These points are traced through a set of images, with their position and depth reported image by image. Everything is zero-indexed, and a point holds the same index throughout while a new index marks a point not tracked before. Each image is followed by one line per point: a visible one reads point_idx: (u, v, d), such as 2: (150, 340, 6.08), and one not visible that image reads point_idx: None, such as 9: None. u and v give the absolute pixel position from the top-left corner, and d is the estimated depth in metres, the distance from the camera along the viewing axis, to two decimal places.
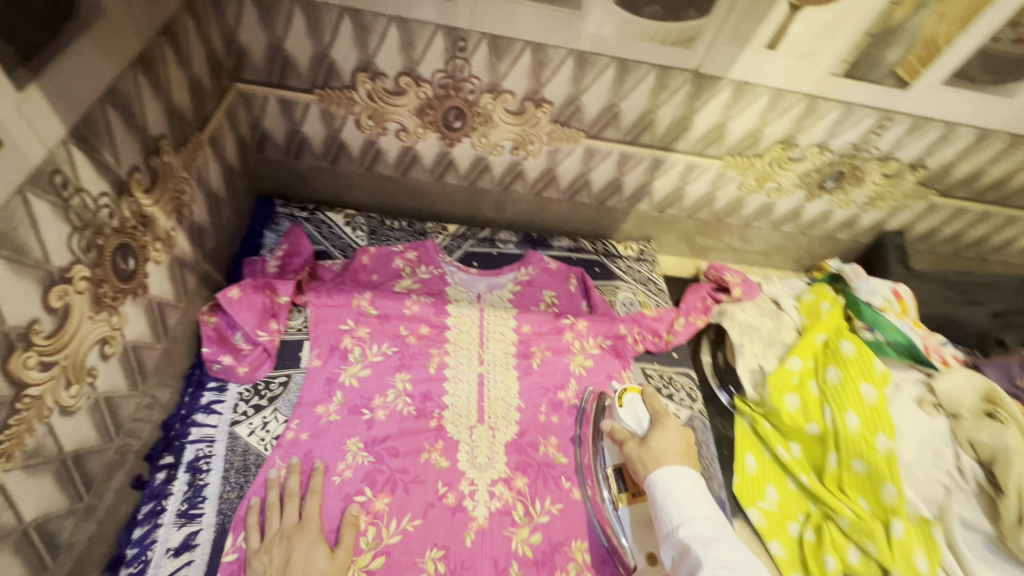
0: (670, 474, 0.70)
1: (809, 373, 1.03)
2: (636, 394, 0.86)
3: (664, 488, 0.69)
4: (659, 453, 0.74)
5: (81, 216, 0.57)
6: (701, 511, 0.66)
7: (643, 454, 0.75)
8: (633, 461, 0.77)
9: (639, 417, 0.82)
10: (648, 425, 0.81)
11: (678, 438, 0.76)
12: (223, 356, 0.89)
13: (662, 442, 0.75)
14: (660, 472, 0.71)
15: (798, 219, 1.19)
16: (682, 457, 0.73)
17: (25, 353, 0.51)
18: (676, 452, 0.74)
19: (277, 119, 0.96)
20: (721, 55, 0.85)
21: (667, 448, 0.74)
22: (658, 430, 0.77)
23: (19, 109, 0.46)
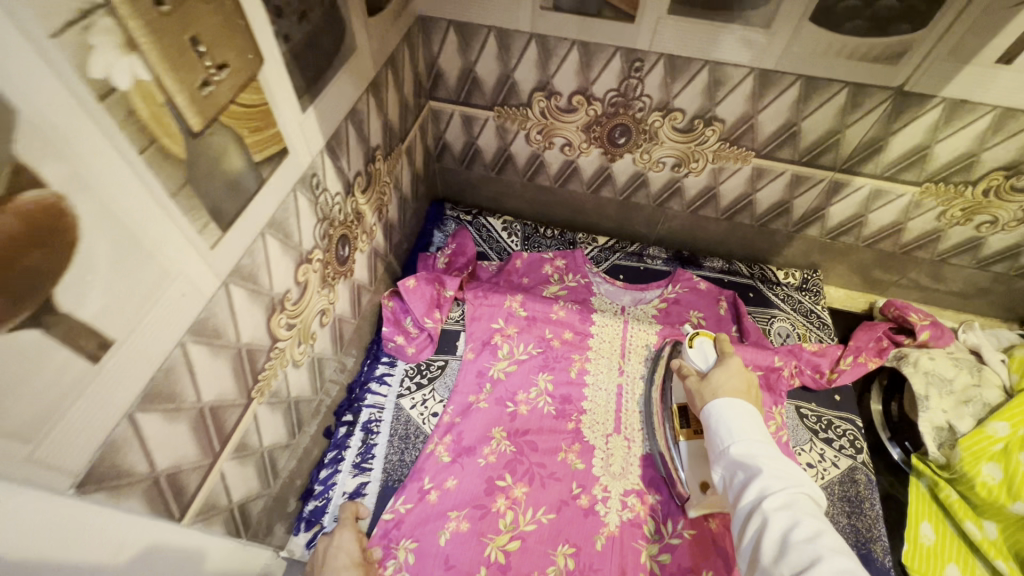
0: (725, 404, 0.66)
1: (1021, 442, 0.83)
2: (709, 338, 0.84)
3: (716, 415, 0.66)
4: (717, 387, 0.70)
5: (323, 210, 0.70)
6: (753, 432, 0.62)
7: (702, 387, 0.73)
8: (694, 396, 0.75)
9: (706, 356, 0.81)
10: (716, 362, 0.80)
11: (739, 376, 0.71)
12: (397, 336, 1.02)
13: (722, 378, 0.72)
14: (717, 402, 0.67)
15: (1015, 260, 1.01)
16: (741, 392, 0.69)
17: (280, 315, 0.65)
18: (733, 387, 0.69)
19: (458, 131, 1.08)
20: (934, 72, 0.76)
21: (726, 382, 0.70)
22: (719, 368, 0.74)
23: (300, 125, 0.60)
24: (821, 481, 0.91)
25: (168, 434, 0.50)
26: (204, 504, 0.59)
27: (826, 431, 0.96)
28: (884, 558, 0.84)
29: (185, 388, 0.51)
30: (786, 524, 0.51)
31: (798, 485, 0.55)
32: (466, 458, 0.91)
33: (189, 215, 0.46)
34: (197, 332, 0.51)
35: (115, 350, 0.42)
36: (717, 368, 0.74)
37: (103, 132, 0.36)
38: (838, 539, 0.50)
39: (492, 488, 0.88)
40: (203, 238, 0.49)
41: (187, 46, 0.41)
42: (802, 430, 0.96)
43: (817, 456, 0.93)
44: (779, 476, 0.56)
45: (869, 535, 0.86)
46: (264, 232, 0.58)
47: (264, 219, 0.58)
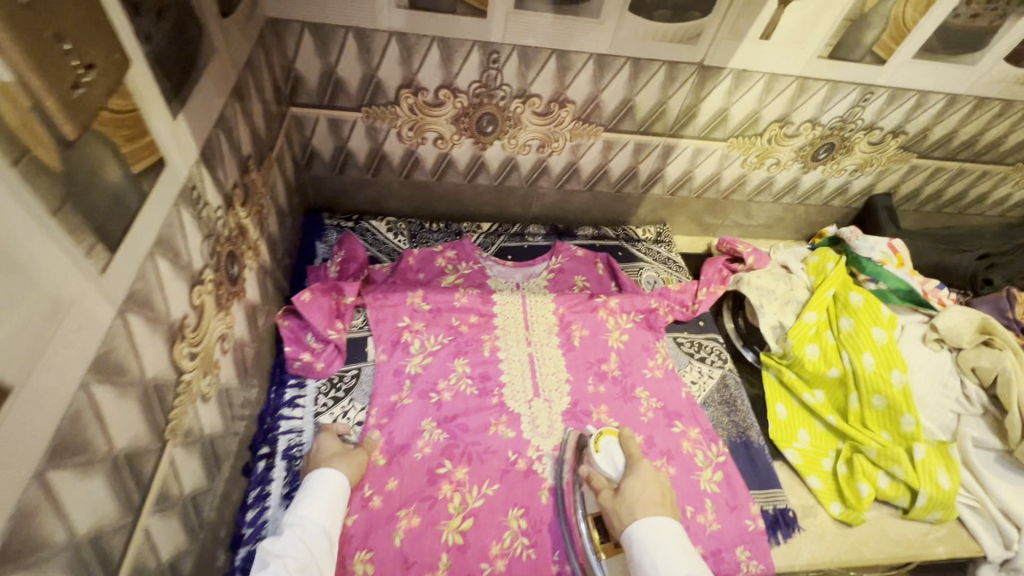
0: (646, 524, 0.69)
1: (824, 324, 1.13)
2: (613, 437, 0.87)
3: (640, 543, 0.68)
4: (634, 502, 0.73)
5: (208, 226, 0.65)
6: (676, 567, 0.64)
7: (618, 504, 0.75)
8: (609, 512, 0.76)
9: (615, 461, 0.83)
10: (624, 466, 0.82)
11: (652, 485, 0.76)
12: (302, 354, 0.97)
13: (637, 490, 0.75)
14: (637, 524, 0.70)
15: (796, 191, 1.31)
16: (657, 506, 0.72)
17: (182, 344, 0.60)
18: (650, 499, 0.73)
19: (325, 137, 1.05)
20: (722, 48, 0.97)
21: (641, 496, 0.74)
22: (632, 477, 0.77)
23: (173, 132, 0.55)
24: (703, 393, 1.09)
25: (83, 492, 0.44)
26: (132, 570, 0.52)
27: (699, 351, 1.16)
28: (759, 439, 1.05)
29: (95, 437, 0.45)
30: None
31: None
32: (402, 457, 0.91)
33: (73, 236, 0.41)
34: (99, 370, 0.45)
35: (14, 399, 0.36)
36: (631, 477, 0.78)
37: None
38: None
39: (434, 478, 0.89)
40: (92, 262, 0.43)
41: (51, 43, 0.37)
42: (682, 355, 1.15)
43: (697, 374, 1.12)
44: None
45: (745, 424, 1.06)
46: (153, 253, 0.53)
47: (151, 238, 0.52)
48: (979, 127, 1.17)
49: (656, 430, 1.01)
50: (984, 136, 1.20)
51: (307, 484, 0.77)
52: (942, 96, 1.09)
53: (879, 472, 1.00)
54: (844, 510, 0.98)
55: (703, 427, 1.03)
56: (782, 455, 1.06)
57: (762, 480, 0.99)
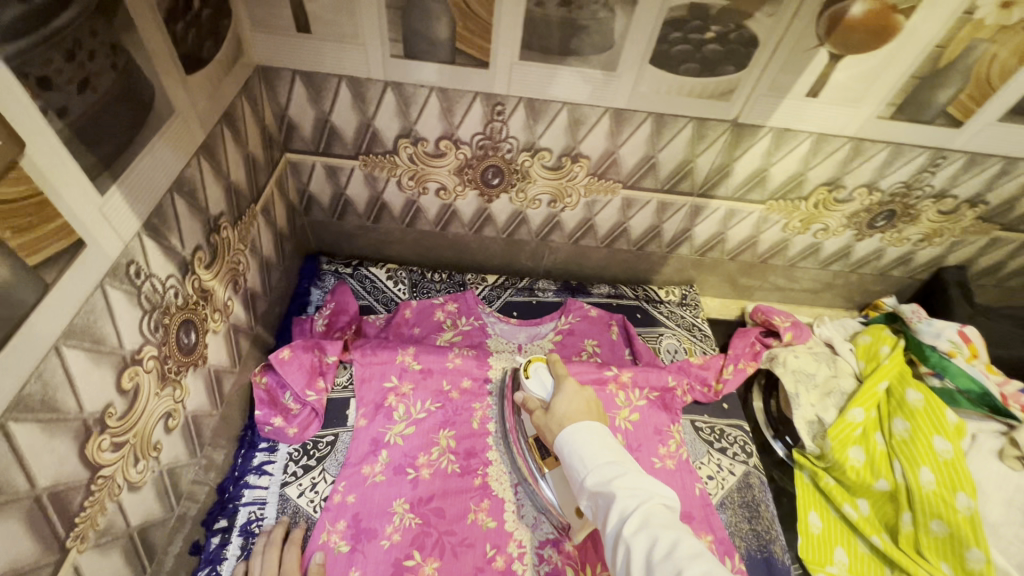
0: (574, 430, 0.66)
1: (873, 424, 0.96)
2: (542, 363, 0.86)
3: (569, 445, 0.65)
4: (562, 416, 0.70)
5: (150, 299, 0.60)
6: (602, 455, 0.62)
7: (548, 420, 0.72)
8: (544, 431, 0.73)
9: (544, 383, 0.81)
10: (553, 387, 0.80)
11: (579, 399, 0.73)
12: (274, 418, 0.91)
13: (564, 405, 0.72)
14: (563, 432, 0.67)
15: (848, 259, 1.15)
16: (584, 414, 0.70)
17: (100, 437, 0.54)
18: (576, 410, 0.70)
19: (323, 183, 1.00)
20: (760, 105, 0.84)
21: (568, 409, 0.71)
22: (558, 397, 0.74)
23: (101, 211, 0.50)
24: (721, 491, 0.95)
25: None
26: None
27: (720, 440, 1.01)
28: (784, 557, 0.89)
29: None
30: (649, 546, 0.51)
31: (651, 500, 0.56)
32: (367, 543, 0.82)
33: None
34: None
35: None
36: (557, 396, 0.75)
37: None
38: (693, 542, 0.51)
39: (399, 572, 0.80)
40: None
41: None
42: (699, 443, 1.01)
43: (715, 467, 0.98)
44: (636, 493, 0.57)
45: (769, 536, 0.91)
46: (59, 345, 0.47)
47: (57, 331, 0.47)
48: None
49: None
50: None
51: None
52: None
53: None
54: None
55: (717, 535, 0.89)
56: None
57: None
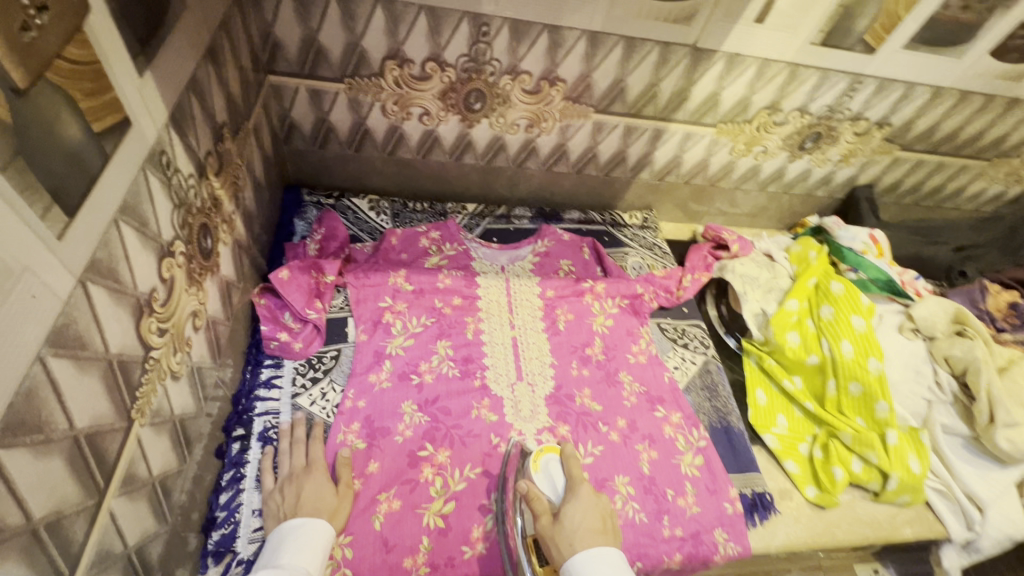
0: (590, 555, 0.64)
1: (805, 312, 1.14)
2: (556, 456, 0.85)
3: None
4: (573, 533, 0.68)
5: (179, 194, 0.61)
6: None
7: (555, 531, 0.69)
8: (548, 546, 0.69)
9: (555, 483, 0.80)
10: (564, 489, 0.79)
11: (593, 514, 0.71)
12: (279, 333, 0.93)
13: (577, 519, 0.70)
14: (577, 556, 0.64)
15: (781, 180, 1.32)
16: (599, 534, 0.68)
17: (150, 318, 0.56)
18: (590, 527, 0.69)
19: (306, 109, 1.00)
20: (716, 30, 0.95)
21: (581, 525, 0.69)
22: (569, 504, 0.73)
23: (140, 91, 0.51)
24: (686, 378, 1.10)
25: (41, 472, 0.41)
26: (96, 558, 0.49)
27: (682, 337, 1.16)
28: (738, 424, 1.06)
29: (54, 414, 0.42)
30: None
31: None
32: (383, 439, 0.89)
33: (26, 196, 0.38)
34: (56, 343, 0.42)
35: None
36: (568, 503, 0.73)
37: None
38: None
39: (415, 461, 0.88)
40: (49, 227, 0.40)
41: None
42: (666, 341, 1.15)
43: (680, 359, 1.13)
44: None
45: (726, 410, 1.07)
46: (117, 220, 0.49)
47: (114, 205, 0.49)
48: (960, 121, 1.18)
49: (639, 414, 1.02)
50: (965, 130, 1.21)
51: (281, 534, 0.69)
52: (928, 87, 1.10)
53: (852, 457, 1.02)
54: (818, 494, 1.00)
55: (684, 412, 1.04)
56: (760, 440, 1.07)
57: (741, 464, 1.01)
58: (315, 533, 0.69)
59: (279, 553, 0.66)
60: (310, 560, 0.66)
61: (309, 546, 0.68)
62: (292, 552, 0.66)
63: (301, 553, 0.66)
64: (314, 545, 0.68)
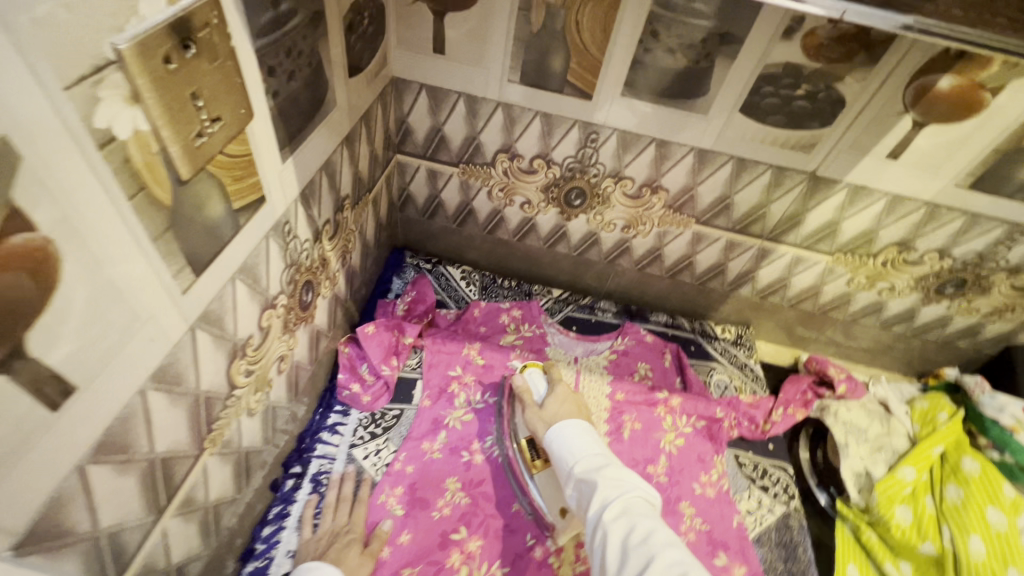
0: (564, 425, 0.76)
1: (923, 486, 0.96)
2: (538, 368, 0.97)
3: (559, 441, 0.74)
4: (552, 415, 0.82)
5: (292, 256, 0.71)
6: (589, 449, 0.71)
7: (541, 415, 0.84)
8: (534, 426, 0.84)
9: (539, 385, 0.92)
10: (547, 389, 0.91)
11: (569, 401, 0.85)
12: (353, 384, 1.00)
13: (555, 406, 0.84)
14: (554, 428, 0.77)
15: (910, 322, 1.16)
16: (572, 413, 0.82)
17: (240, 361, 0.64)
18: (565, 410, 0.82)
19: (423, 185, 1.12)
20: (840, 161, 0.90)
21: (558, 409, 0.83)
22: (551, 397, 0.87)
23: (278, 174, 0.62)
24: (759, 527, 0.96)
25: (113, 491, 0.47)
26: (143, 565, 0.55)
27: (762, 478, 1.03)
28: None
29: (139, 438, 0.49)
30: (625, 530, 0.57)
31: (631, 492, 0.62)
32: (420, 511, 0.89)
33: (166, 260, 0.46)
34: (158, 378, 0.49)
35: (76, 396, 0.40)
36: (549, 398, 0.87)
37: (104, 187, 0.38)
38: (668, 531, 0.56)
39: (445, 542, 0.86)
40: (177, 283, 0.49)
41: (188, 100, 0.43)
42: (741, 478, 1.03)
43: (755, 503, 0.99)
44: (616, 484, 0.63)
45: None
46: (234, 277, 0.58)
47: (235, 266, 0.58)
48: None
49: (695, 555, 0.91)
50: None
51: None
52: None
53: None
54: None
55: (750, 568, 0.91)
56: None
57: None
58: None
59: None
60: None
61: None
62: None
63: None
64: None
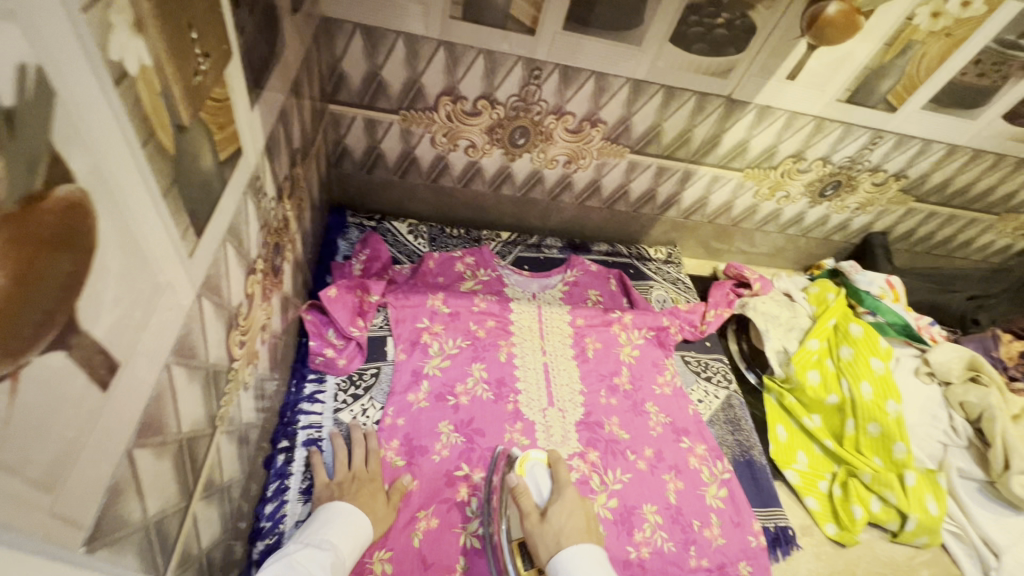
0: (571, 555, 0.71)
1: (824, 351, 1.19)
2: (541, 463, 0.90)
3: (566, 572, 0.69)
4: (559, 530, 0.75)
5: (264, 216, 0.66)
6: None
7: (543, 527, 0.76)
8: (533, 537, 0.76)
9: (541, 485, 0.85)
10: (548, 492, 0.84)
11: (577, 515, 0.78)
12: (325, 349, 0.98)
13: (562, 518, 0.77)
14: (563, 553, 0.71)
15: (800, 223, 1.38)
16: (583, 533, 0.75)
17: (235, 330, 0.60)
18: (574, 526, 0.75)
19: (360, 136, 1.06)
20: (750, 84, 1.02)
21: (566, 524, 0.76)
22: (558, 503, 0.79)
23: (249, 121, 0.56)
24: (709, 411, 1.13)
25: (156, 473, 0.44)
26: (181, 556, 0.52)
27: (705, 370, 1.20)
28: (761, 459, 1.09)
29: (169, 419, 0.45)
30: None
31: None
32: (420, 458, 0.91)
33: (175, 219, 0.42)
34: (179, 352, 0.45)
35: (120, 373, 0.36)
36: (555, 504, 0.79)
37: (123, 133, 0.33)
38: None
39: (451, 480, 0.90)
40: (185, 246, 0.44)
41: (183, 30, 0.38)
42: (689, 373, 1.18)
43: (703, 392, 1.16)
44: None
45: (748, 444, 1.10)
46: (226, 239, 0.53)
47: (225, 224, 0.53)
48: (972, 177, 1.25)
49: (665, 444, 1.05)
50: (976, 186, 1.27)
51: (322, 514, 0.74)
52: (943, 145, 1.17)
53: (872, 496, 1.05)
54: (838, 531, 1.03)
55: (708, 444, 1.07)
56: (782, 476, 1.10)
57: (763, 498, 1.03)
58: (352, 522, 0.74)
59: (324, 527, 0.71)
60: (349, 544, 0.71)
61: (350, 529, 0.72)
62: (336, 531, 0.71)
63: (344, 535, 0.71)
64: (355, 532, 0.73)
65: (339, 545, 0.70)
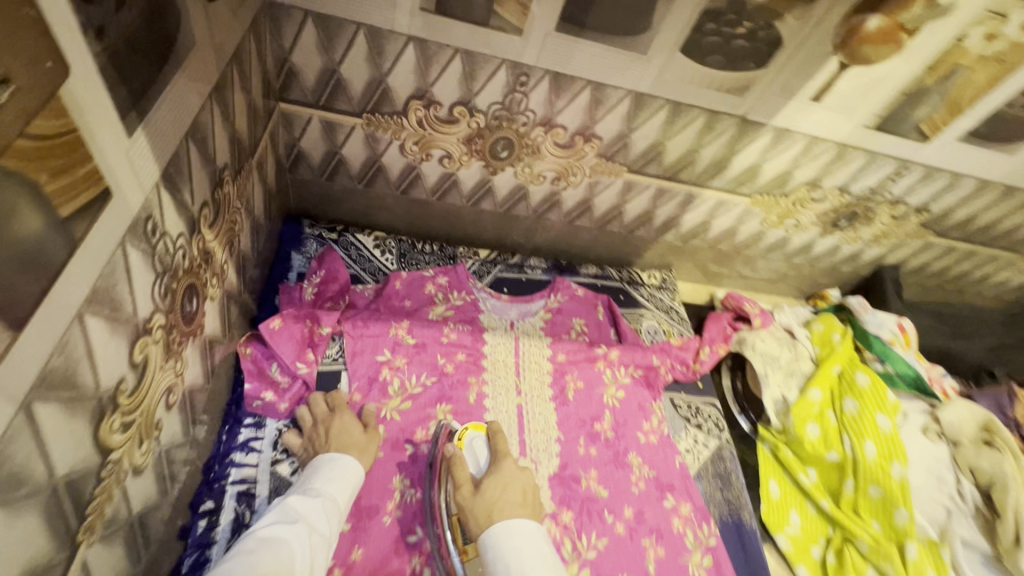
0: (501, 531, 0.66)
1: (827, 402, 1.09)
2: (480, 432, 0.85)
3: (495, 549, 0.65)
4: (491, 505, 0.70)
5: (163, 262, 0.52)
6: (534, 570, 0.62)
7: (476, 500, 0.72)
8: (466, 516, 0.71)
9: (478, 456, 0.81)
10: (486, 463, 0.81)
11: (513, 488, 0.73)
12: (265, 392, 0.85)
13: (496, 490, 0.72)
14: (492, 530, 0.67)
15: (808, 253, 1.26)
16: (519, 507, 0.70)
17: (112, 417, 0.47)
18: (507, 500, 0.71)
19: (317, 139, 0.91)
20: (769, 104, 0.89)
21: (499, 496, 0.71)
22: (493, 477, 0.74)
23: (127, 154, 0.42)
24: (697, 464, 1.03)
25: None
26: None
27: (696, 416, 1.09)
28: (751, 521, 0.99)
29: None
30: None
31: None
32: (368, 521, 0.80)
33: None
34: None
35: None
36: (490, 478, 0.74)
37: None
38: None
39: (402, 548, 0.79)
40: None
41: None
42: (679, 419, 1.08)
43: (692, 442, 1.05)
44: None
45: (738, 504, 1.00)
46: (82, 313, 0.40)
47: (79, 297, 0.39)
48: (999, 214, 1.13)
49: (647, 503, 0.94)
50: (1001, 224, 1.16)
51: (315, 462, 0.74)
52: (973, 180, 1.05)
53: (868, 567, 0.95)
54: None
55: (695, 503, 0.97)
56: (771, 538, 1.00)
57: (751, 567, 0.94)
58: (345, 471, 0.74)
59: (313, 478, 0.71)
60: (341, 490, 0.71)
61: (339, 478, 0.72)
62: (324, 480, 0.71)
63: (333, 481, 0.71)
64: (346, 481, 0.73)
65: (331, 491, 0.70)
